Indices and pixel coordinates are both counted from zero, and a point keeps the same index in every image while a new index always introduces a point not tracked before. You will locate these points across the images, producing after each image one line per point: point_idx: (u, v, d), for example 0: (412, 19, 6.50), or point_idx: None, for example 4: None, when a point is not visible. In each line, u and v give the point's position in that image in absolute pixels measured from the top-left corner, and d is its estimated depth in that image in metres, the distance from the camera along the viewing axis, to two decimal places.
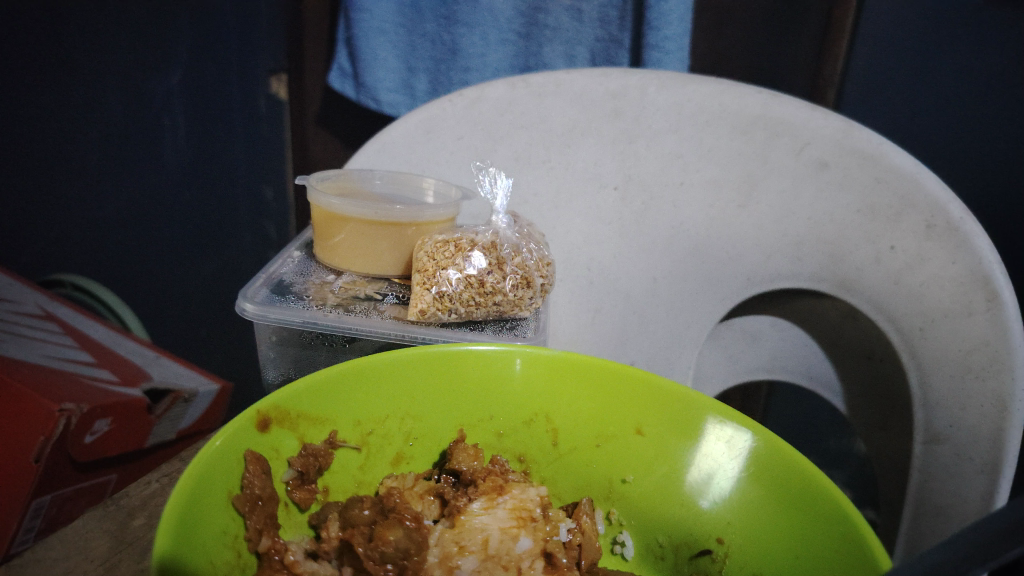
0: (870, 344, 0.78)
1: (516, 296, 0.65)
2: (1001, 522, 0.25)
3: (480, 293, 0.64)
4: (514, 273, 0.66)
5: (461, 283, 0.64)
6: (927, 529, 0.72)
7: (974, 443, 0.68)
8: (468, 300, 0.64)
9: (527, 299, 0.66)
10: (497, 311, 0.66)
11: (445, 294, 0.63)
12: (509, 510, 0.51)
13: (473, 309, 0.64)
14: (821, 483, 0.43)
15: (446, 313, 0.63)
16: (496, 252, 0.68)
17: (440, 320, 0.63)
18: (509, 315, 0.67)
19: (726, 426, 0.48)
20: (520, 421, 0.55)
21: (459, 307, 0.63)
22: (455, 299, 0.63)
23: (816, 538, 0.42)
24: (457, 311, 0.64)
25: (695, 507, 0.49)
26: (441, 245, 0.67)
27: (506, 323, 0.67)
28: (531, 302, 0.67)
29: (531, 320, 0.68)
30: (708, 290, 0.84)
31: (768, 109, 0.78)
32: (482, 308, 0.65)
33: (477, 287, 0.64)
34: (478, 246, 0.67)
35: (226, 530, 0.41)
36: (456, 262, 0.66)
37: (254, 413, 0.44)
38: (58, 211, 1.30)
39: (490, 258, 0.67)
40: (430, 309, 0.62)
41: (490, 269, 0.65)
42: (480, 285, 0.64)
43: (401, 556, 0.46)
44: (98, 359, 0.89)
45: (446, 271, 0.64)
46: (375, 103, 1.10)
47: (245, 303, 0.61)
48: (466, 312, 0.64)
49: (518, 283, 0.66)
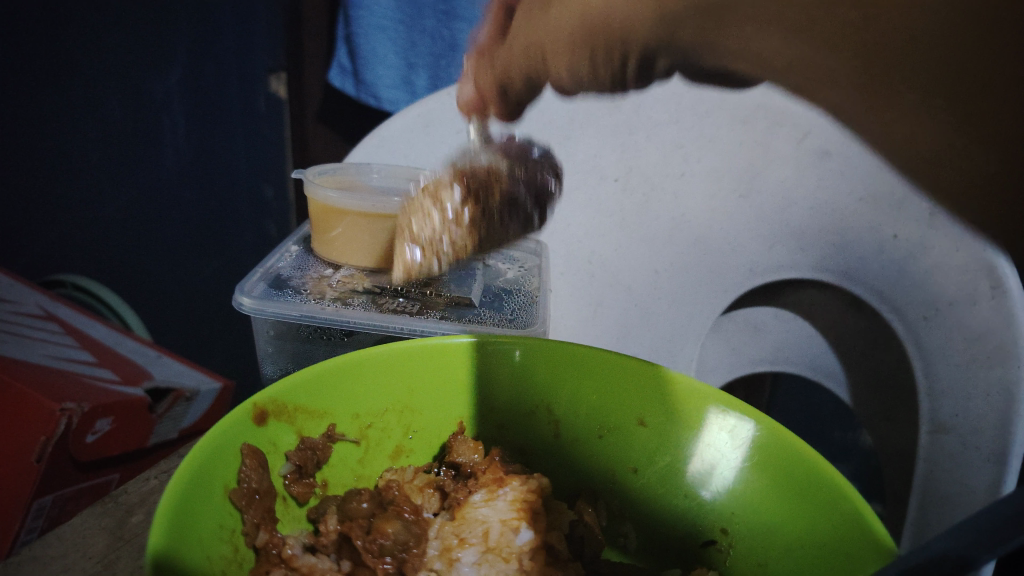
0: (875, 333, 0.75)
1: (501, 221, 0.70)
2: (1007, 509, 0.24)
3: (467, 232, 0.68)
4: (494, 201, 0.68)
5: (455, 233, 0.67)
6: (933, 517, 0.74)
7: (980, 433, 0.68)
8: (462, 245, 0.68)
9: (512, 218, 0.71)
10: (488, 241, 0.72)
11: (440, 250, 0.67)
12: (510, 501, 0.50)
13: (466, 249, 0.69)
14: (827, 473, 0.42)
15: (437, 261, 0.68)
16: (473, 183, 0.68)
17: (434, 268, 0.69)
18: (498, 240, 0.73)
19: (729, 416, 0.47)
20: (522, 412, 0.54)
21: (454, 251, 0.68)
22: (450, 248, 0.68)
23: (820, 527, 0.41)
24: (452, 255, 0.69)
25: (697, 497, 0.49)
26: (416, 199, 0.67)
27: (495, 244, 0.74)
28: (518, 218, 0.72)
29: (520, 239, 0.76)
30: (710, 281, 0.84)
31: (768, 98, 0.76)
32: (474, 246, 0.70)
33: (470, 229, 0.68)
34: (454, 186, 0.67)
35: (223, 525, 0.40)
36: (436, 212, 0.66)
37: (251, 405, 0.44)
38: (46, 221, 1.21)
39: (471, 195, 0.67)
40: (423, 261, 0.67)
41: (472, 210, 0.67)
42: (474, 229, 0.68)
43: (400, 547, 0.47)
44: (100, 359, 0.88)
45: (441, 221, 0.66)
46: (375, 100, 1.04)
47: (241, 298, 0.60)
48: (458, 255, 0.69)
49: (501, 209, 0.69)
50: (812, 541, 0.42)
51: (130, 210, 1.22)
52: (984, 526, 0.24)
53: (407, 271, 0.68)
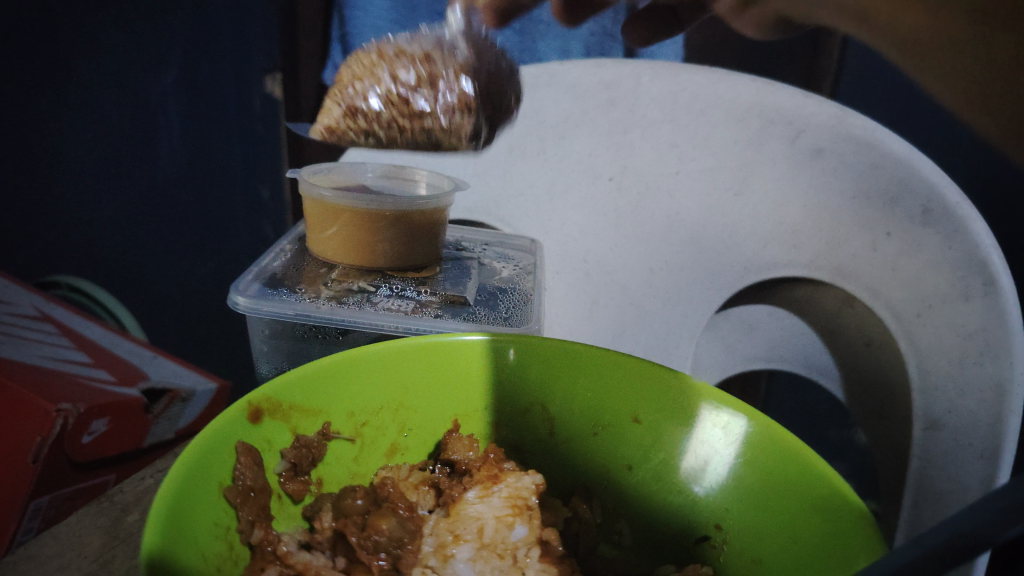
0: (869, 330, 0.76)
1: (451, 123, 0.53)
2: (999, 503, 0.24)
3: (406, 116, 0.53)
4: (449, 90, 0.53)
5: (393, 119, 0.53)
6: (928, 514, 0.72)
7: (974, 428, 0.67)
8: (396, 138, 0.54)
9: (465, 126, 0.53)
10: (422, 138, 0.54)
11: (369, 123, 0.53)
12: (504, 498, 0.50)
13: (400, 145, 0.55)
14: (818, 468, 0.42)
15: (361, 136, 0.54)
16: (431, 64, 0.53)
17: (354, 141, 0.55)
18: (432, 136, 0.54)
19: (723, 412, 0.48)
20: (517, 410, 0.55)
21: (383, 137, 0.54)
22: (382, 135, 0.54)
23: (811, 522, 0.42)
24: (379, 140, 0.55)
25: (691, 493, 0.49)
26: (364, 56, 0.54)
27: (430, 144, 0.55)
28: (470, 130, 0.54)
29: (455, 144, 0.55)
30: (705, 279, 0.84)
31: (762, 97, 0.78)
32: (409, 146, 0.55)
33: (413, 121, 0.53)
34: (410, 55, 0.53)
35: (218, 522, 0.40)
36: (377, 74, 0.53)
37: (246, 404, 0.44)
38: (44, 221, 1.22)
39: (427, 71, 0.53)
40: (346, 132, 0.55)
41: (421, 87, 0.52)
42: (423, 122, 0.53)
43: (395, 544, 0.47)
44: (96, 359, 0.88)
45: (385, 91, 0.52)
46: None
47: (236, 296, 0.60)
48: (385, 142, 0.55)
49: (452, 107, 0.53)
50: (805, 537, 0.42)
51: (126, 210, 1.22)
52: (979, 526, 0.25)
53: (323, 133, 0.55)
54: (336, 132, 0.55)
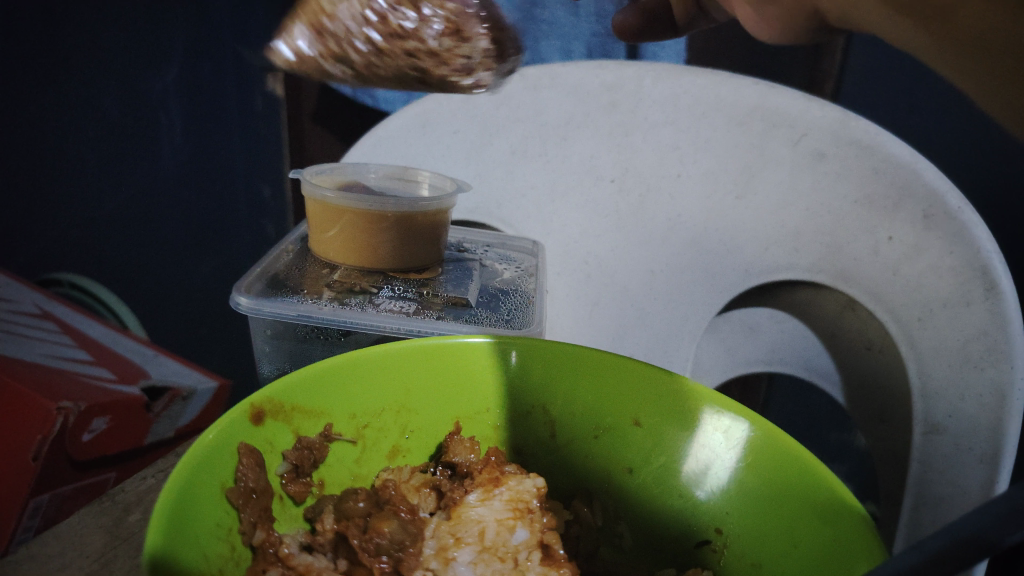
0: (869, 334, 0.76)
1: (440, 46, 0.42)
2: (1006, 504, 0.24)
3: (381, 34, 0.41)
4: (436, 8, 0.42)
5: (366, 42, 0.41)
6: (927, 520, 0.71)
7: (974, 433, 0.67)
8: (372, 62, 0.41)
9: (460, 54, 0.43)
10: (405, 66, 0.42)
11: (336, 51, 0.41)
12: (505, 501, 0.50)
13: (376, 72, 0.42)
14: (820, 473, 0.42)
15: (330, 63, 0.42)
16: None
17: (325, 70, 0.42)
18: (417, 64, 0.42)
19: (723, 416, 0.48)
20: (518, 413, 0.55)
21: (356, 65, 0.42)
22: (353, 60, 0.41)
23: (814, 529, 0.42)
24: (352, 68, 0.42)
25: (691, 498, 0.49)
26: None
27: (416, 75, 0.43)
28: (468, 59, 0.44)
29: (448, 80, 0.44)
30: (706, 282, 0.83)
31: (763, 100, 0.78)
32: (391, 78, 0.43)
33: (392, 44, 0.41)
34: None
35: (221, 523, 0.40)
36: None
37: (248, 405, 0.44)
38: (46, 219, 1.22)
39: None
40: (313, 60, 0.42)
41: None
42: (404, 49, 0.42)
43: (397, 546, 0.47)
44: (97, 357, 0.88)
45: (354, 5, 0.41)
46: (371, 99, 1.06)
47: (239, 297, 0.60)
48: (360, 71, 0.42)
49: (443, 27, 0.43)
50: (807, 543, 0.42)
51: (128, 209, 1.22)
52: (985, 527, 0.24)
53: (289, 62, 0.42)
54: (302, 59, 0.42)
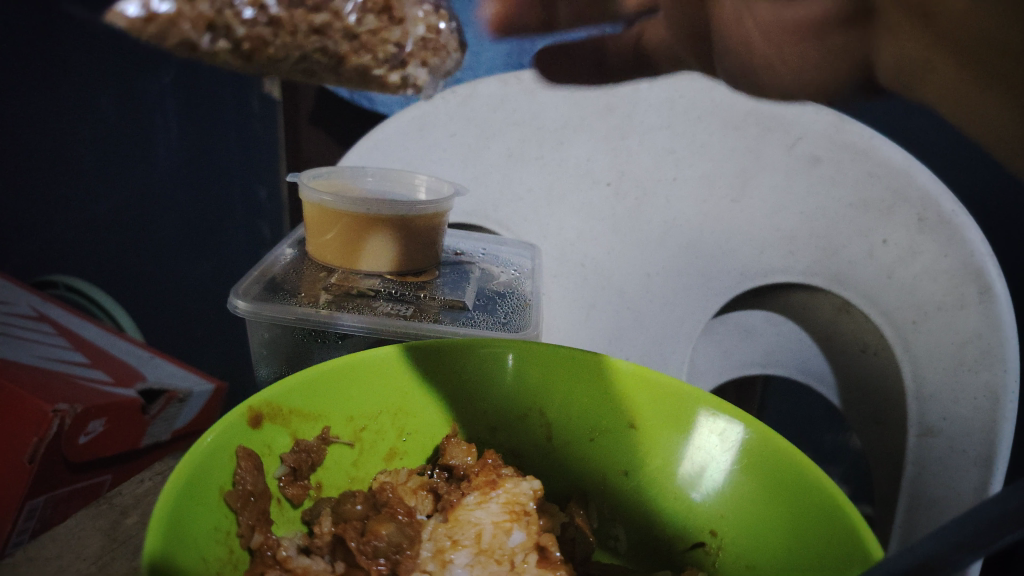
0: (864, 336, 0.77)
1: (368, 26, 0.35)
2: (1006, 508, 0.24)
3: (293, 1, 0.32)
4: None
5: (255, 7, 0.31)
6: (920, 520, 0.73)
7: (967, 436, 0.68)
8: (264, 38, 0.31)
9: (391, 41, 0.36)
10: (312, 48, 0.33)
11: (212, 15, 0.30)
12: (502, 503, 0.50)
13: (269, 55, 0.32)
14: (815, 476, 0.43)
15: (200, 33, 0.30)
16: None
17: (189, 44, 0.30)
18: (327, 46, 0.33)
19: (718, 418, 0.49)
20: (515, 415, 0.55)
21: (238, 41, 0.31)
22: (238, 31, 0.30)
23: (809, 530, 0.42)
24: (236, 44, 0.31)
25: (687, 499, 0.49)
26: None
27: (324, 62, 0.34)
28: (397, 51, 0.36)
29: (369, 74, 0.36)
30: (699, 286, 0.85)
31: (758, 104, 0.78)
32: (287, 63, 0.33)
33: (294, 16, 0.32)
34: None
35: (218, 526, 0.40)
36: None
37: (246, 408, 0.44)
38: (42, 221, 1.22)
39: None
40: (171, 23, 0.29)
41: None
42: (314, 26, 0.32)
43: (394, 549, 0.47)
44: (93, 359, 0.88)
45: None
46: (368, 104, 1.02)
47: (236, 300, 0.60)
48: (247, 48, 0.31)
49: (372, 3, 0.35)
50: (803, 545, 0.42)
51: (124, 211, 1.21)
52: (980, 522, 0.24)
53: (128, 19, 0.29)
54: (151, 18, 0.29)
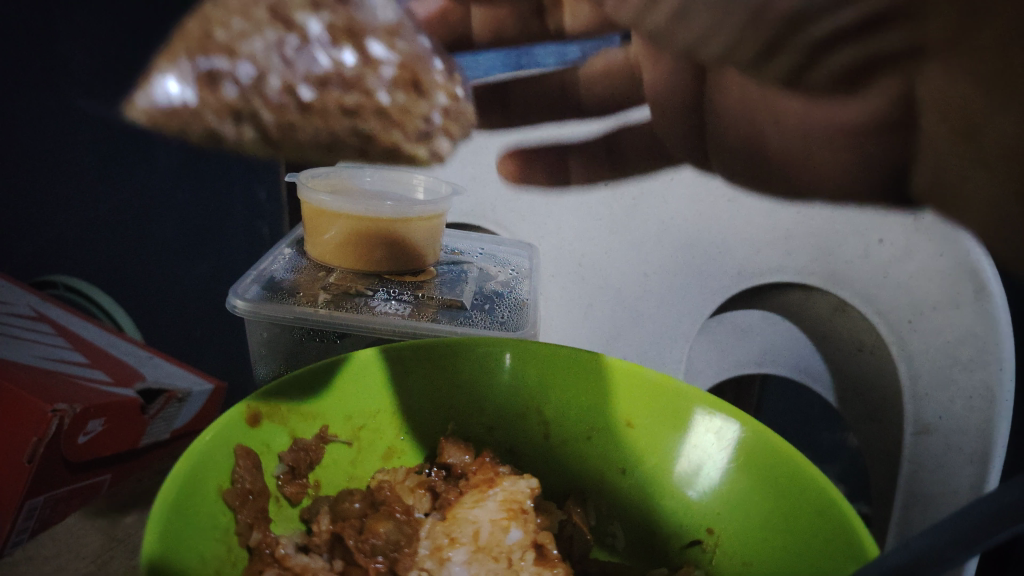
0: (862, 335, 0.76)
1: (400, 88, 0.24)
2: (996, 503, 0.24)
3: (317, 73, 0.22)
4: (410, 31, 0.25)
5: (288, 89, 0.22)
6: (916, 517, 0.73)
7: (963, 434, 0.68)
8: (294, 120, 0.23)
9: (421, 101, 0.25)
10: (344, 131, 0.24)
11: (236, 98, 0.22)
12: (499, 502, 0.50)
13: (300, 141, 0.23)
14: (811, 474, 0.43)
15: (224, 121, 0.23)
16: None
17: (210, 131, 0.23)
18: (359, 128, 0.24)
19: (715, 416, 0.49)
20: (512, 414, 0.55)
21: (266, 126, 0.23)
22: (265, 115, 0.23)
23: (804, 527, 0.43)
24: (263, 130, 0.23)
25: (683, 497, 0.50)
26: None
27: (354, 145, 0.24)
28: (425, 116, 0.25)
29: (400, 154, 0.26)
30: (697, 285, 0.85)
31: None
32: (318, 149, 0.24)
33: (326, 94, 0.23)
34: None
35: (218, 523, 0.41)
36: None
37: (244, 408, 0.45)
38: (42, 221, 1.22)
39: None
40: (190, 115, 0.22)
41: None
42: (350, 103, 0.23)
43: (392, 547, 0.47)
44: (93, 359, 0.89)
45: (226, 12, 0.22)
46: None
47: (234, 300, 0.61)
48: (276, 133, 0.23)
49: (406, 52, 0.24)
50: (798, 542, 0.43)
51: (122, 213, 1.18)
52: (967, 528, 0.25)
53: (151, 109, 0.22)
54: (166, 114, 0.22)
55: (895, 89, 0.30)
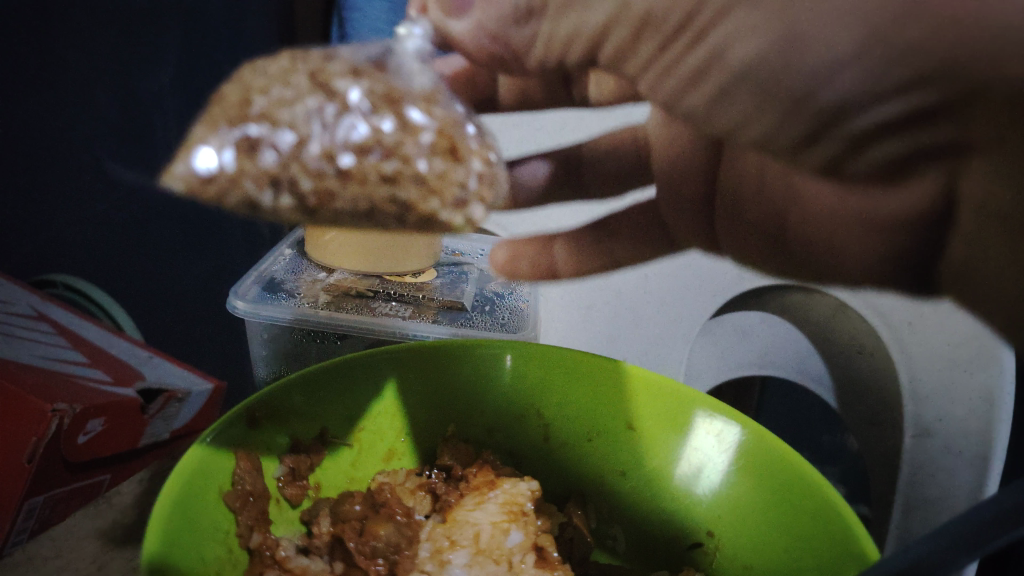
0: (862, 336, 0.75)
1: (436, 169, 0.34)
2: (1000, 507, 0.24)
3: (360, 173, 0.33)
4: (437, 140, 0.35)
5: (325, 160, 0.32)
6: (916, 523, 0.72)
7: (964, 436, 0.68)
8: (331, 190, 0.32)
9: (457, 176, 0.35)
10: (380, 198, 0.33)
11: (274, 168, 0.32)
12: (500, 504, 0.50)
13: (334, 205, 0.32)
14: (813, 478, 0.43)
15: (263, 189, 0.32)
16: (392, 88, 0.36)
17: (250, 201, 0.32)
18: (397, 195, 0.33)
19: (716, 419, 0.49)
20: (512, 416, 0.55)
21: (301, 194, 0.32)
22: (303, 184, 0.32)
23: (806, 531, 0.42)
24: (299, 198, 0.32)
25: (685, 500, 0.50)
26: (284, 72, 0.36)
27: (392, 211, 0.33)
28: (460, 193, 0.35)
29: (435, 219, 0.34)
30: (696, 287, 0.90)
31: None
32: (353, 215, 0.33)
33: (362, 167, 0.33)
34: (353, 76, 0.36)
35: (219, 526, 0.41)
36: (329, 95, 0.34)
37: (244, 411, 0.44)
38: None
39: (391, 99, 0.35)
40: (232, 185, 0.32)
41: (378, 110, 0.34)
42: (383, 174, 0.33)
43: (392, 549, 0.48)
44: (93, 359, 0.88)
45: (278, 115, 0.33)
46: None
47: (234, 301, 0.61)
48: (311, 202, 0.32)
49: (441, 150, 0.35)
50: (801, 546, 0.43)
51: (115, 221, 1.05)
52: (964, 531, 0.25)
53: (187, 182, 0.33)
54: (209, 182, 0.33)
55: (939, 181, 0.38)
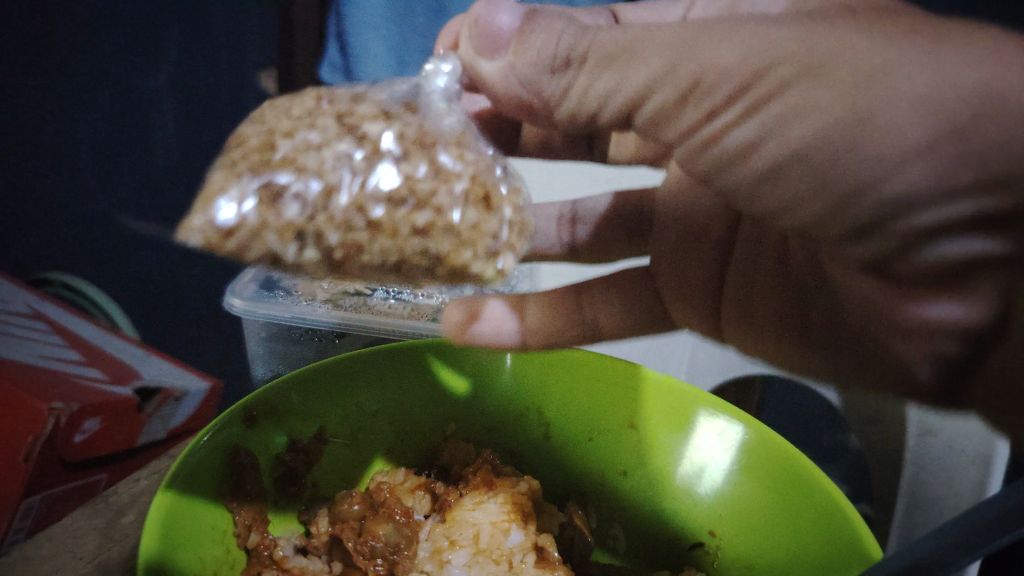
0: None
1: (468, 220, 0.35)
2: (1002, 506, 0.24)
3: (390, 230, 0.34)
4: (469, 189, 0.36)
5: (356, 211, 0.34)
6: (917, 520, 0.73)
7: (965, 434, 0.67)
8: (360, 243, 0.34)
9: (489, 226, 0.36)
10: (413, 250, 0.34)
11: (300, 221, 0.33)
12: (500, 503, 0.49)
13: (362, 258, 0.34)
14: (820, 478, 0.42)
15: (289, 242, 0.33)
16: (417, 134, 0.37)
17: (272, 251, 0.33)
18: (430, 247, 0.34)
19: (718, 418, 0.48)
20: (512, 414, 0.55)
21: (328, 248, 0.34)
22: (333, 240, 0.33)
23: (812, 533, 0.42)
24: (326, 253, 0.34)
25: (688, 499, 0.49)
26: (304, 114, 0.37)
27: (423, 263, 0.35)
28: (487, 244, 0.36)
29: (468, 268, 0.35)
30: None
31: None
32: (383, 265, 0.35)
33: (394, 219, 0.34)
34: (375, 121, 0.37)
35: (215, 526, 0.41)
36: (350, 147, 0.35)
37: (241, 408, 0.44)
38: None
39: (416, 145, 0.36)
40: (256, 236, 0.33)
41: (405, 158, 0.36)
42: (414, 226, 0.34)
43: (392, 549, 0.48)
44: (88, 358, 0.88)
45: (309, 166, 0.34)
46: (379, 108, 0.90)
47: (232, 298, 0.60)
48: (339, 256, 0.34)
49: (474, 199, 0.36)
50: (807, 547, 0.42)
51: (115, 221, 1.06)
52: (965, 532, 0.25)
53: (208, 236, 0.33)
54: (232, 232, 0.33)
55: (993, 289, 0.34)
